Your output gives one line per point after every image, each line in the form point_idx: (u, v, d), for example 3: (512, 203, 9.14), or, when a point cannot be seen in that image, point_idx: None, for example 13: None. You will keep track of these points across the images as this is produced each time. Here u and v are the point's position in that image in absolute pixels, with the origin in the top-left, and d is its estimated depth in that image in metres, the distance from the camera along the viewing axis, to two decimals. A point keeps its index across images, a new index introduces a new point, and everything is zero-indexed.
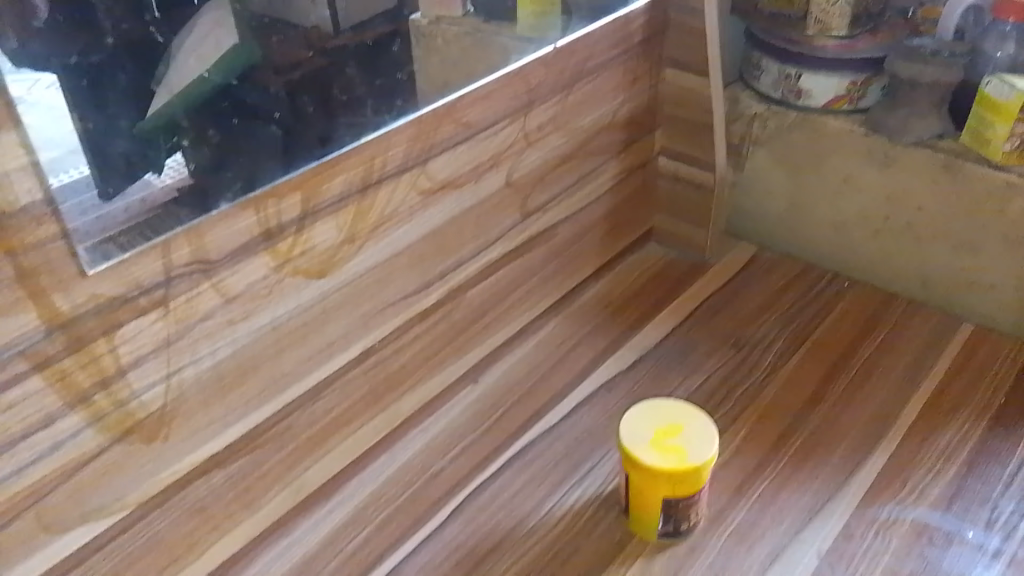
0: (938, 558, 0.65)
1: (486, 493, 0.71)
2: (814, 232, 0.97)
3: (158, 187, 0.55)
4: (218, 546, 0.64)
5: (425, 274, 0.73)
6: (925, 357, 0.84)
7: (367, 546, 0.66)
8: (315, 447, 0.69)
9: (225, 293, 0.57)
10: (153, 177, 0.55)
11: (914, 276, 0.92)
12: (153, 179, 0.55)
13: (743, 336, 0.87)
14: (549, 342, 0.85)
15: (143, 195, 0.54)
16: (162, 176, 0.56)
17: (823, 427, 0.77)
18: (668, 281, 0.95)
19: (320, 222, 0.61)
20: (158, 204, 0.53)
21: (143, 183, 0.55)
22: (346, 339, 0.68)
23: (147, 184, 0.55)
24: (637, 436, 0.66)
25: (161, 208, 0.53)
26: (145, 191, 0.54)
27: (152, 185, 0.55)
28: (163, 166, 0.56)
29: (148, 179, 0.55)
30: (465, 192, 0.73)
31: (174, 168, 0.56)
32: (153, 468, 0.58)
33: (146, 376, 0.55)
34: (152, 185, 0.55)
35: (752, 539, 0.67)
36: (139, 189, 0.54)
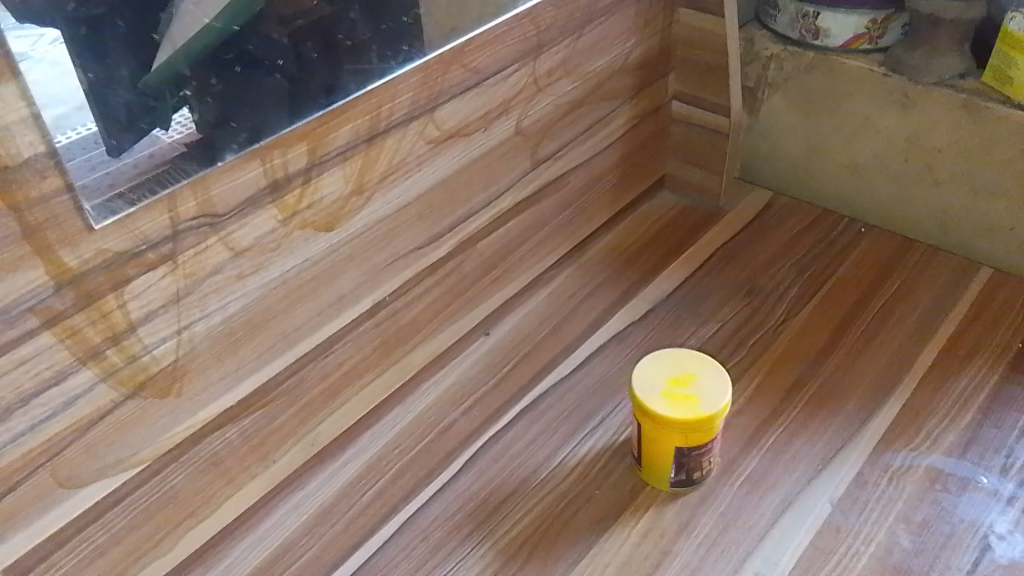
0: (952, 504, 0.65)
1: (499, 444, 0.71)
2: (830, 176, 0.95)
3: (165, 142, 0.53)
4: (234, 499, 0.64)
5: (434, 226, 0.72)
6: (942, 303, 0.83)
7: (381, 498, 0.67)
8: (328, 400, 0.69)
9: (234, 247, 0.57)
10: (160, 133, 0.53)
11: (931, 220, 0.90)
12: (160, 134, 0.53)
13: (757, 284, 0.86)
14: (561, 293, 0.85)
15: (150, 150, 0.52)
16: (170, 131, 0.54)
17: (837, 375, 0.76)
18: (681, 229, 0.93)
19: (327, 172, 0.60)
20: (166, 159, 0.52)
21: (149, 139, 0.53)
22: (357, 293, 0.68)
23: (154, 141, 0.53)
24: (648, 386, 0.66)
25: (170, 163, 0.52)
26: (152, 147, 0.53)
27: (159, 141, 0.53)
28: (170, 120, 0.54)
29: (155, 135, 0.53)
30: (474, 141, 0.72)
31: (182, 122, 0.54)
32: (167, 422, 0.58)
33: (157, 331, 0.54)
34: (159, 141, 0.53)
35: (765, 487, 0.67)
36: (146, 146, 0.52)
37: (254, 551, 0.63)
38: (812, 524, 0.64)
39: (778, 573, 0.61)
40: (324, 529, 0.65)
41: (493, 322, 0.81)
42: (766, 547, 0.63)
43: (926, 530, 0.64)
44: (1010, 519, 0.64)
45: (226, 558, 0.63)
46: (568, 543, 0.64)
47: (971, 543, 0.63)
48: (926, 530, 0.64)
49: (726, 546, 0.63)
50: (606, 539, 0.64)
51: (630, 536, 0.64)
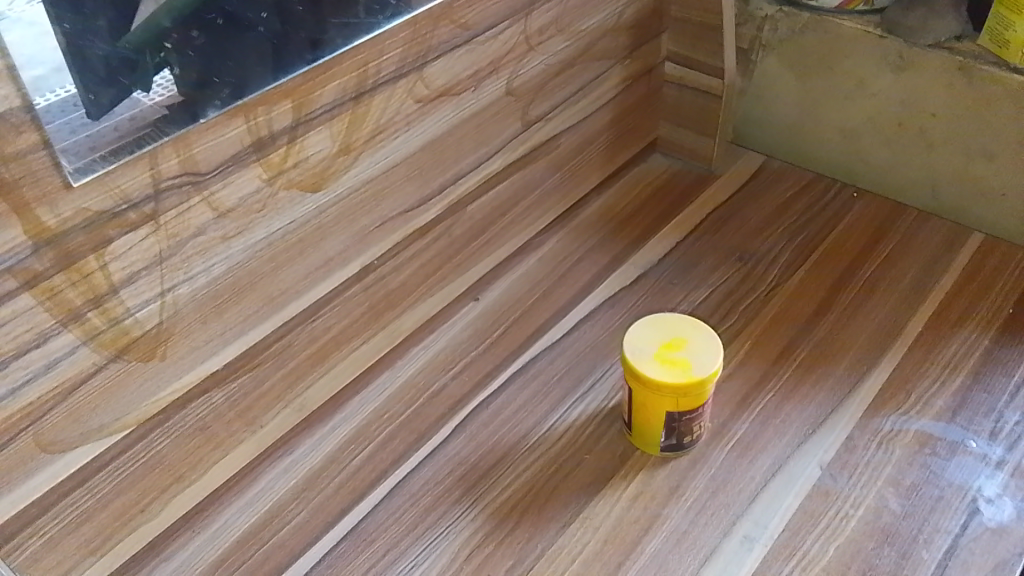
0: (941, 468, 0.66)
1: (488, 410, 0.70)
2: (822, 141, 0.94)
3: (147, 104, 0.50)
4: (221, 463, 0.64)
5: (424, 187, 0.71)
6: (933, 268, 0.82)
7: (370, 462, 0.67)
8: (317, 364, 0.69)
9: (217, 207, 0.55)
10: (141, 95, 0.50)
11: (925, 183, 0.89)
12: (142, 97, 0.50)
13: (749, 248, 0.86)
14: (551, 258, 0.84)
15: (131, 113, 0.50)
16: (151, 93, 0.51)
17: (827, 339, 0.76)
18: (674, 193, 0.92)
19: (313, 131, 0.58)
20: (149, 122, 0.50)
21: (130, 101, 0.50)
22: (344, 256, 0.66)
23: (135, 103, 0.50)
24: (640, 350, 0.65)
25: (153, 126, 0.50)
26: (133, 109, 0.50)
27: (141, 103, 0.50)
28: (151, 83, 0.51)
29: (136, 97, 0.50)
30: (465, 100, 0.70)
31: (164, 85, 0.51)
32: (152, 386, 0.57)
33: (140, 293, 0.53)
34: (141, 104, 0.50)
35: (755, 450, 0.67)
36: (127, 108, 0.50)
37: (242, 516, 0.63)
38: (801, 488, 0.65)
39: (768, 536, 0.61)
40: (314, 493, 0.64)
41: (483, 288, 0.80)
42: (756, 511, 0.63)
43: (915, 493, 0.64)
44: (998, 482, 0.65)
45: (213, 524, 0.62)
46: (559, 507, 0.64)
47: (959, 506, 0.63)
48: (915, 493, 0.64)
49: (715, 509, 0.63)
50: (596, 503, 0.64)
51: (620, 500, 0.64)
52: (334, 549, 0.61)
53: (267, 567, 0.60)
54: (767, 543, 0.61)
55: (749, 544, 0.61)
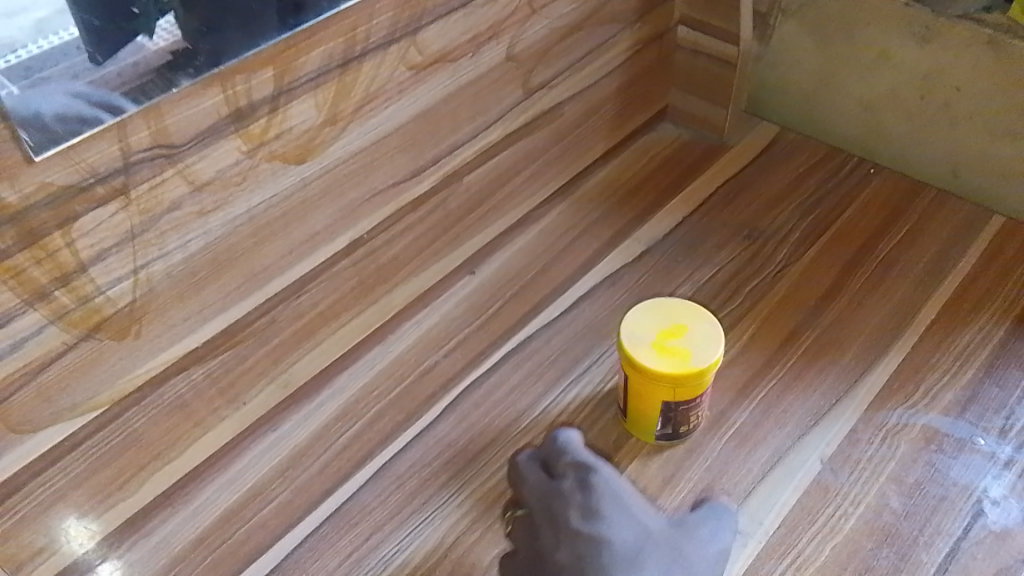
0: (946, 465, 0.63)
1: (480, 390, 0.68)
2: (839, 111, 0.90)
3: (151, 50, 0.48)
4: (200, 442, 0.61)
5: (417, 158, 0.67)
6: (950, 251, 0.79)
7: (358, 441, 0.64)
8: (302, 341, 0.67)
9: (193, 181, 0.52)
10: (145, 41, 0.47)
11: (945, 160, 0.85)
12: (146, 42, 0.47)
13: (758, 226, 0.82)
14: (552, 231, 0.80)
15: (135, 59, 0.47)
16: (155, 38, 0.48)
17: (835, 325, 0.73)
18: (683, 164, 0.88)
19: (296, 101, 0.55)
20: (153, 69, 0.47)
21: (135, 46, 0.47)
22: (331, 231, 0.64)
23: (140, 48, 0.47)
24: (638, 337, 0.62)
25: (157, 74, 0.48)
26: (137, 55, 0.47)
27: (145, 49, 0.47)
28: (155, 27, 0.48)
29: (140, 42, 0.47)
30: (462, 67, 0.66)
31: (167, 28, 0.48)
32: (126, 365, 0.55)
33: (111, 271, 0.51)
34: (146, 49, 0.47)
35: (754, 441, 0.65)
36: (131, 53, 0.47)
37: (224, 494, 0.60)
38: (800, 482, 0.62)
39: (762, 532, 0.60)
40: (299, 472, 0.62)
41: (480, 261, 0.76)
42: (752, 505, 0.61)
43: (917, 492, 0.62)
44: (1005, 483, 0.62)
45: (194, 501, 0.59)
46: None
47: (964, 507, 0.61)
48: (918, 492, 0.62)
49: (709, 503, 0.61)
50: None
51: None
52: (317, 531, 0.59)
53: (247, 548, 0.58)
54: (762, 539, 0.60)
55: (742, 539, 0.59)
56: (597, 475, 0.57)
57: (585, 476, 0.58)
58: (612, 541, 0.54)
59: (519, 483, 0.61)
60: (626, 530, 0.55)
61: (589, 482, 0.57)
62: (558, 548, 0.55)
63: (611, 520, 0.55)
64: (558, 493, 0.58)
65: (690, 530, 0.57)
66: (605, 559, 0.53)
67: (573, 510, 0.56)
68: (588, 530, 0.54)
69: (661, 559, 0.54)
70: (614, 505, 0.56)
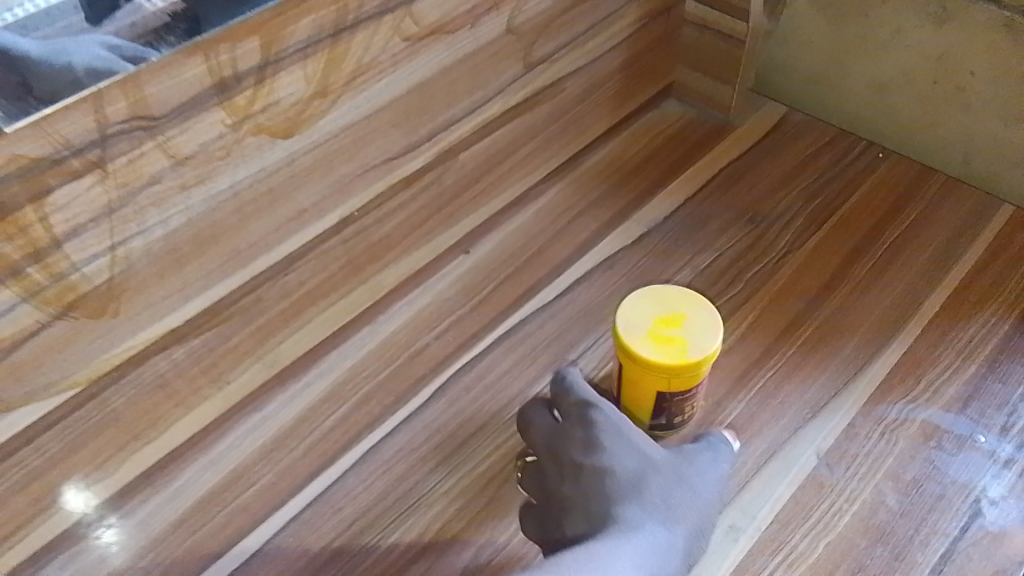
0: (945, 463, 0.62)
1: (471, 374, 0.66)
2: (849, 91, 0.87)
3: (148, 11, 0.50)
4: (183, 421, 0.60)
5: (411, 134, 0.65)
6: (958, 241, 0.77)
7: (344, 423, 0.62)
8: (290, 320, 0.65)
9: (174, 154, 0.50)
10: (144, 3, 0.51)
11: (956, 147, 0.82)
12: (145, 4, 0.51)
13: (762, 210, 0.80)
14: (549, 211, 0.78)
15: (133, 19, 0.50)
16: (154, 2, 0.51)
17: (837, 315, 0.71)
18: (686, 143, 0.86)
19: (284, 72, 0.53)
20: (146, 28, 0.49)
21: (134, 9, 0.51)
22: (321, 208, 0.62)
23: (137, 9, 0.50)
24: (635, 325, 0.60)
25: (149, 32, 0.49)
26: (135, 16, 0.50)
27: (143, 10, 0.51)
28: None
29: (140, 5, 0.51)
30: (460, 39, 0.64)
31: None
32: (103, 344, 0.54)
33: (87, 248, 0.49)
34: (143, 10, 0.50)
35: (750, 433, 0.64)
36: (129, 15, 0.50)
37: (206, 476, 0.59)
38: (794, 478, 0.61)
39: (755, 527, 0.59)
40: (283, 454, 0.60)
41: (475, 240, 0.74)
42: (745, 499, 0.60)
43: (915, 490, 0.60)
44: (1005, 483, 0.61)
45: (175, 482, 0.58)
46: None
47: (961, 506, 0.60)
48: (915, 490, 0.60)
49: None
50: None
51: None
52: (300, 515, 0.58)
53: (228, 531, 0.57)
54: (754, 534, 0.58)
55: (734, 535, 0.58)
56: (599, 412, 0.59)
57: (586, 414, 0.59)
58: (614, 472, 0.56)
59: (525, 429, 0.61)
60: (627, 460, 0.56)
61: (589, 419, 0.58)
62: (565, 485, 0.57)
63: (613, 452, 0.57)
64: (562, 432, 0.59)
65: (691, 457, 0.59)
66: (608, 490, 0.55)
67: (578, 450, 0.57)
68: (591, 464, 0.56)
69: (664, 484, 0.56)
70: (615, 438, 0.57)
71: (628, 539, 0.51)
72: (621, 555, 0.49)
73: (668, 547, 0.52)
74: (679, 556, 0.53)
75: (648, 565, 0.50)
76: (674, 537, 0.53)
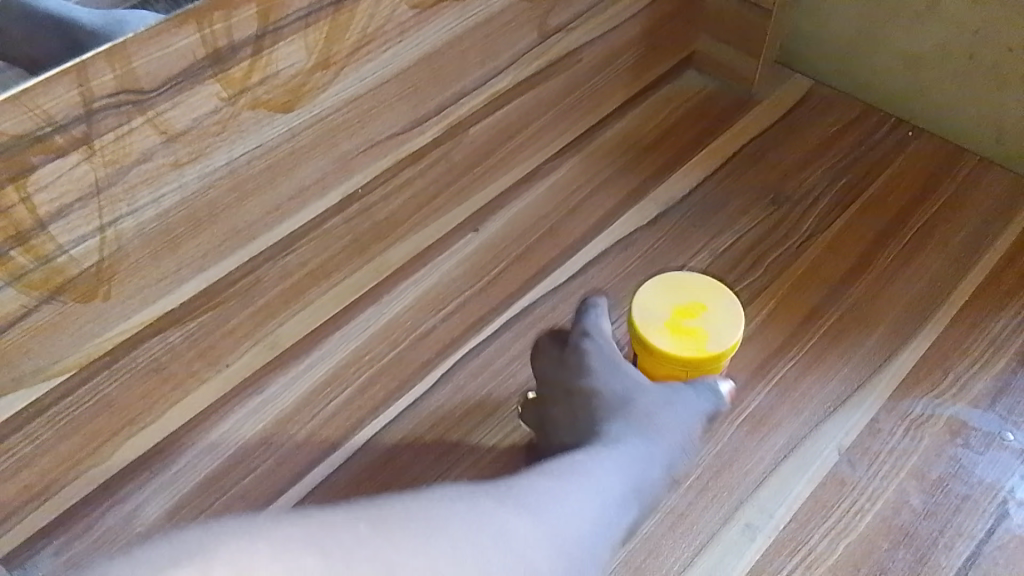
0: (971, 462, 0.60)
1: (477, 360, 0.63)
2: (876, 64, 0.82)
3: None
4: (179, 407, 0.57)
5: (417, 107, 0.64)
6: (991, 226, 0.73)
7: (347, 409, 0.59)
8: (291, 301, 0.62)
9: (165, 130, 0.50)
10: None
11: (990, 125, 0.78)
12: None
13: (785, 189, 0.76)
14: (563, 186, 0.74)
15: None
16: None
17: (862, 303, 0.68)
18: (709, 118, 0.81)
19: (283, 41, 0.52)
20: None
21: None
22: (322, 185, 0.61)
23: None
24: (651, 315, 0.57)
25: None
26: None
27: None
28: None
29: None
30: (472, 5, 0.62)
31: None
32: (95, 327, 0.53)
33: (73, 228, 0.49)
34: None
35: (769, 426, 0.61)
36: None
37: (204, 460, 0.56)
38: (814, 475, 0.59)
39: (772, 527, 0.57)
40: (283, 440, 0.58)
41: (486, 217, 0.70)
42: (762, 496, 0.58)
43: (939, 490, 0.58)
44: None
45: (172, 467, 0.55)
46: None
47: (987, 508, 0.57)
48: (940, 490, 0.58)
49: (716, 492, 0.58)
50: None
51: None
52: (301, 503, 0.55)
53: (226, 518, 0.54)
54: (771, 534, 0.56)
55: (751, 533, 0.56)
56: (592, 342, 0.57)
57: (580, 343, 0.58)
58: (601, 392, 0.54)
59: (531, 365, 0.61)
60: (615, 382, 0.54)
61: (581, 347, 0.57)
62: (556, 411, 0.56)
63: (602, 375, 0.55)
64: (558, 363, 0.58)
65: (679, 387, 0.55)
66: (595, 409, 0.53)
67: (568, 377, 0.56)
68: (580, 387, 0.55)
69: (651, 406, 0.53)
70: (606, 364, 0.56)
71: (606, 450, 0.49)
72: (599, 463, 0.48)
73: (650, 461, 0.50)
74: (662, 471, 0.50)
75: (626, 475, 0.48)
76: (656, 451, 0.51)
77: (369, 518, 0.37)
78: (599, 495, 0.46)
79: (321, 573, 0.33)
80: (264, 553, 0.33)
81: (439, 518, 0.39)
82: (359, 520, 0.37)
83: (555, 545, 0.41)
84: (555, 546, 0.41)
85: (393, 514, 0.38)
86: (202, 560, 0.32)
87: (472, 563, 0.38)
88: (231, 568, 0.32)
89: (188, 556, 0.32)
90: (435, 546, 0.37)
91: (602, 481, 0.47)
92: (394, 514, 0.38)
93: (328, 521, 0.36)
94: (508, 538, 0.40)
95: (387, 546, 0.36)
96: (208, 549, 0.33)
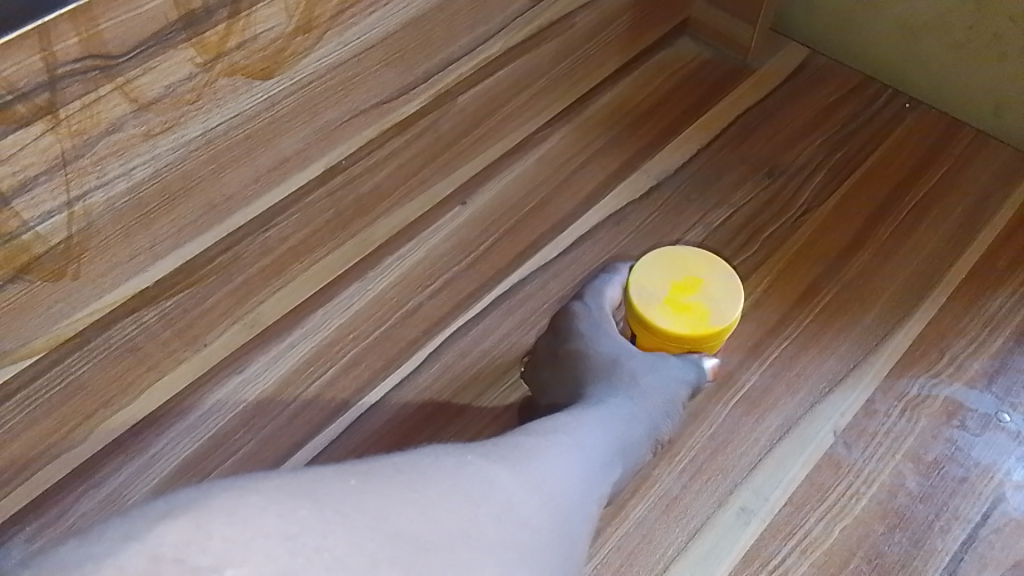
0: (967, 443, 0.59)
1: (466, 340, 0.61)
2: (874, 32, 0.79)
3: None
4: (157, 388, 0.54)
5: (405, 74, 0.63)
6: (988, 201, 0.72)
7: (331, 389, 0.57)
8: (272, 278, 0.59)
9: (136, 100, 0.49)
10: None
11: (987, 96, 0.76)
12: None
13: (781, 162, 0.74)
14: (554, 157, 0.70)
15: None
16: None
17: (858, 281, 0.67)
18: (704, 87, 0.78)
19: (262, 5, 0.52)
20: None
21: None
22: (303, 156, 0.59)
23: None
24: (649, 293, 0.56)
25: None
26: None
27: None
28: None
29: None
30: None
31: None
32: (65, 308, 0.51)
33: (39, 202, 0.48)
34: None
35: (763, 407, 0.60)
36: None
37: (183, 444, 0.54)
38: (810, 456, 0.58)
39: (766, 510, 0.56)
40: (265, 422, 0.56)
41: (473, 189, 0.67)
42: (757, 479, 0.57)
43: (936, 472, 0.58)
44: None
45: (149, 449, 0.53)
46: None
47: (984, 491, 0.57)
48: (936, 473, 0.58)
49: (711, 475, 0.57)
50: None
51: None
52: None
53: None
54: (766, 518, 0.55)
55: (746, 517, 0.55)
56: (584, 305, 0.58)
57: (572, 305, 0.59)
58: (587, 355, 0.55)
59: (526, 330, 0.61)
60: (603, 345, 0.55)
61: (570, 310, 0.58)
62: (545, 371, 0.56)
63: (590, 338, 0.56)
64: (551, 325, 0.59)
65: (661, 354, 0.55)
66: (581, 370, 0.54)
67: (557, 337, 0.57)
68: (568, 348, 0.56)
69: (636, 369, 0.54)
70: (593, 328, 0.57)
71: (592, 408, 0.49)
72: (585, 421, 0.46)
73: (634, 420, 0.50)
74: (646, 432, 0.50)
75: (612, 432, 0.47)
76: (640, 411, 0.51)
77: (359, 474, 0.33)
78: (589, 450, 0.44)
79: (316, 525, 0.30)
80: (259, 507, 0.29)
81: (429, 470, 0.35)
82: (349, 475, 0.33)
83: (543, 495, 0.38)
84: (543, 495, 0.38)
85: (382, 469, 0.34)
86: (198, 511, 0.28)
87: (463, 512, 0.34)
88: (227, 517, 0.28)
89: (183, 508, 0.29)
90: (423, 493, 0.34)
91: (588, 435, 0.45)
92: (382, 467, 0.34)
93: (315, 476, 0.32)
94: (499, 488, 0.36)
95: (381, 497, 0.32)
96: (203, 501, 0.29)
